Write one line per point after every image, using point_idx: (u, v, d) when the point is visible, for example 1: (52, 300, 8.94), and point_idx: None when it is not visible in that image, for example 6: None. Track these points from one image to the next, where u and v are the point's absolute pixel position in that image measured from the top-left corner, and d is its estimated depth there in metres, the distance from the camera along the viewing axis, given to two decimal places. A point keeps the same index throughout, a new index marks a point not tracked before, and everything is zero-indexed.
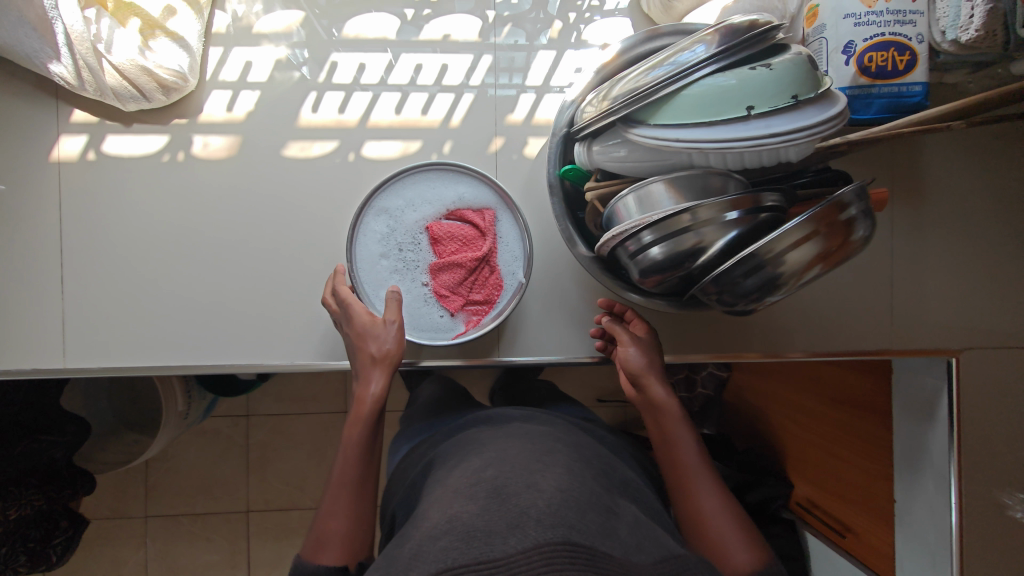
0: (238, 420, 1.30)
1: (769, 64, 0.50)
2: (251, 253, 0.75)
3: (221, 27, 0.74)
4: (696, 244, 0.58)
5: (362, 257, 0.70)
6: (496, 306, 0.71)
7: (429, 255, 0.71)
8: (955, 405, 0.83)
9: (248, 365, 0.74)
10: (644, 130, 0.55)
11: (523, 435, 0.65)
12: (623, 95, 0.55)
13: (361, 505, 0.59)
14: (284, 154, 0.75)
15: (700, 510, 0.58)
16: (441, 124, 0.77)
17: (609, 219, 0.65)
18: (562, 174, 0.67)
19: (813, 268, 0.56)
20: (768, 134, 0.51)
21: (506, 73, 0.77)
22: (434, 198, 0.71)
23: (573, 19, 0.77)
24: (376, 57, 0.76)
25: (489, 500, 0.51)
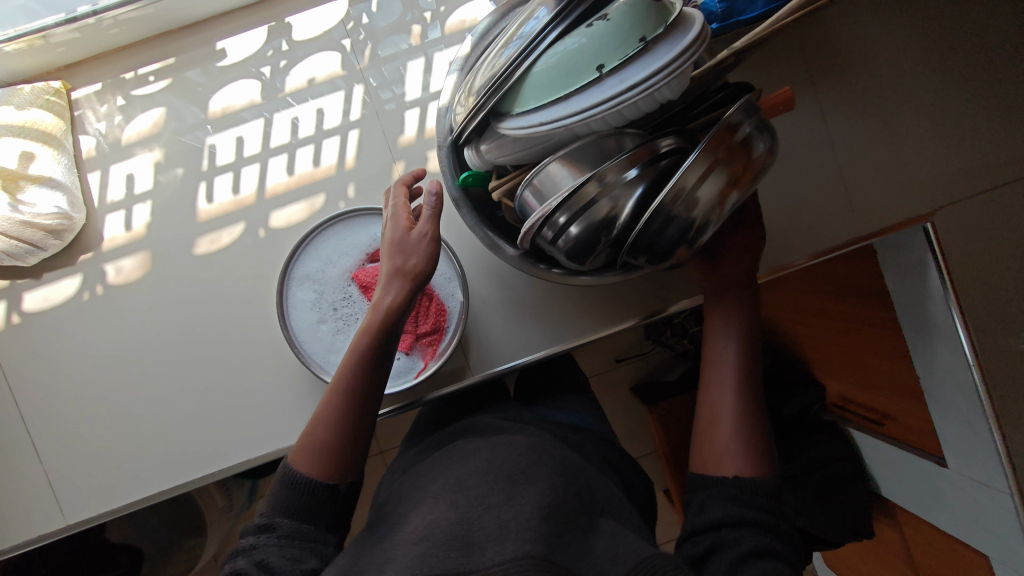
0: None
1: (606, 15, 0.49)
2: (202, 357, 0.75)
3: (91, 148, 0.73)
4: (610, 210, 0.55)
5: (299, 328, 0.68)
6: (447, 332, 0.70)
7: (365, 303, 0.68)
8: (944, 270, 0.77)
9: (238, 465, 0.74)
10: (509, 121, 0.53)
11: (511, 438, 0.63)
12: (484, 83, 0.54)
13: (349, 418, 0.58)
14: (195, 253, 0.74)
15: (713, 409, 0.63)
16: (337, 169, 0.74)
17: (522, 210, 0.61)
18: (462, 183, 0.63)
19: (728, 198, 0.54)
20: (624, 89, 0.48)
21: (382, 96, 0.74)
22: (349, 248, 0.69)
23: (431, 18, 0.73)
24: (250, 126, 0.73)
25: (471, 508, 0.50)
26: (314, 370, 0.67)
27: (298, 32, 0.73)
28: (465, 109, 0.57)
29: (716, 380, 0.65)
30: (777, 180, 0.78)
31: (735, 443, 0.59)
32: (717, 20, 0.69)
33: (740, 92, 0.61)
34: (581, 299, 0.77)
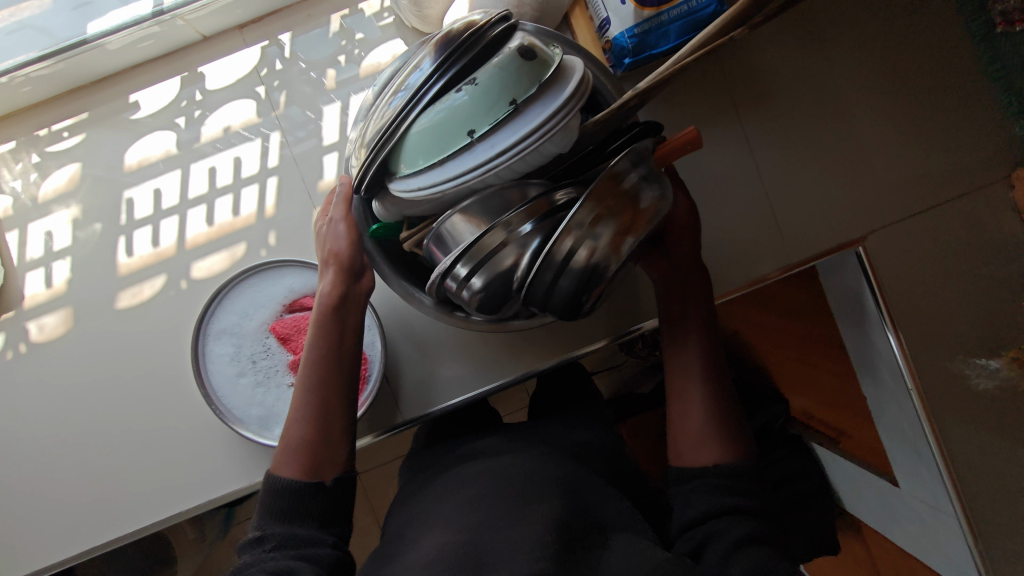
0: None
1: (474, 78, 0.49)
2: (132, 411, 0.74)
3: (8, 207, 0.73)
4: (511, 261, 0.54)
5: (218, 384, 0.67)
6: (370, 378, 0.69)
7: (285, 354, 0.68)
8: (879, 293, 0.76)
9: (169, 518, 0.72)
10: (393, 183, 0.53)
11: (518, 454, 0.64)
12: (373, 135, 0.54)
13: (313, 407, 0.60)
14: (118, 307, 0.73)
15: (681, 406, 0.62)
16: (256, 217, 0.73)
17: (432, 260, 0.60)
18: (373, 235, 0.62)
19: (624, 245, 0.53)
20: (493, 155, 0.48)
21: (298, 142, 0.73)
22: (265, 299, 0.68)
23: (344, 61, 0.73)
24: (166, 177, 0.73)
25: (480, 531, 0.52)
26: (232, 424, 0.66)
27: (210, 81, 0.73)
28: (357, 162, 0.56)
29: (683, 369, 0.64)
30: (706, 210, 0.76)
31: (708, 433, 0.60)
32: (629, 55, 0.68)
33: (651, 130, 0.59)
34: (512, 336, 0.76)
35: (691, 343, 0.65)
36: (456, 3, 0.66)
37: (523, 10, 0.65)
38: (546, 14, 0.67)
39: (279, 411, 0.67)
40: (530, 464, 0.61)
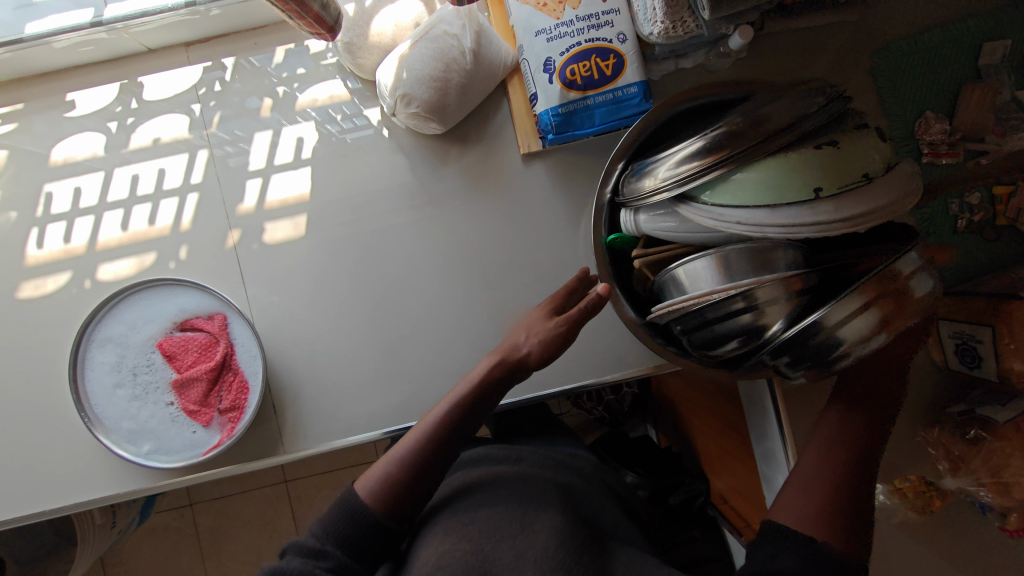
0: (183, 511, 1.31)
1: (836, 139, 0.49)
2: (11, 405, 0.73)
3: None
4: (752, 321, 0.51)
5: (94, 391, 0.67)
6: (247, 410, 0.68)
7: (168, 372, 0.68)
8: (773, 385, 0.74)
9: (25, 517, 0.72)
10: (693, 208, 0.54)
11: (510, 467, 0.68)
12: (687, 165, 0.52)
13: (424, 452, 0.57)
14: (18, 297, 0.73)
15: (798, 480, 0.56)
16: (172, 230, 0.74)
17: (661, 288, 0.60)
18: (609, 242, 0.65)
19: (875, 338, 0.49)
20: (834, 218, 0.47)
21: (226, 164, 0.75)
22: (156, 315, 0.68)
23: (282, 93, 0.75)
24: (90, 178, 0.74)
25: (484, 541, 0.54)
26: (102, 434, 0.66)
27: (149, 92, 0.74)
28: (655, 182, 0.55)
29: (826, 443, 0.58)
30: None
31: (822, 508, 0.53)
32: (551, 132, 0.69)
33: (891, 233, 0.54)
34: (406, 385, 0.76)
35: (849, 428, 0.59)
36: (388, 57, 0.67)
37: (449, 75, 0.66)
38: (476, 81, 0.68)
39: (151, 428, 0.68)
40: (522, 479, 0.64)
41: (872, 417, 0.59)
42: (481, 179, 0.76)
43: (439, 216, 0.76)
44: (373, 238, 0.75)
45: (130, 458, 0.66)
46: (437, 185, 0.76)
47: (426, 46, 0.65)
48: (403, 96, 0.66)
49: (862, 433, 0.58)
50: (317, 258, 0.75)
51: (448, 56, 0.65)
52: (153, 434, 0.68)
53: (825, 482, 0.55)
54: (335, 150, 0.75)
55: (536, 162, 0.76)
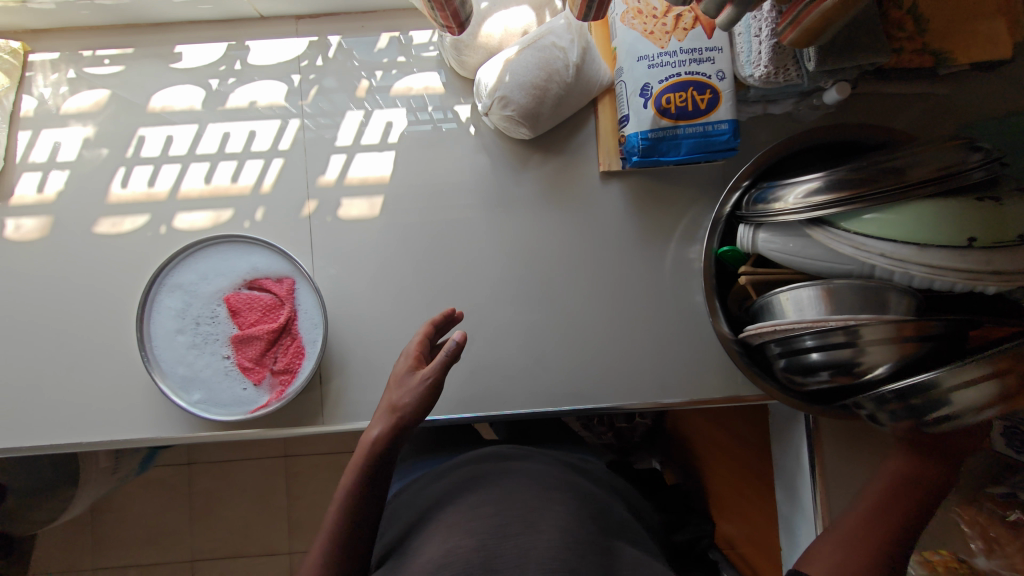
0: (180, 469, 1.32)
1: (998, 197, 0.51)
2: (70, 333, 0.75)
3: (30, 110, 0.75)
4: (852, 356, 0.56)
5: (156, 334, 0.68)
6: (299, 375, 0.69)
7: (229, 326, 0.69)
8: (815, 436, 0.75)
9: (66, 445, 0.73)
10: (830, 232, 0.56)
11: (519, 465, 0.71)
12: (836, 192, 0.54)
13: (341, 528, 0.56)
14: (95, 231, 0.75)
15: (837, 534, 0.56)
16: (252, 191, 0.76)
17: (761, 308, 0.65)
18: (720, 253, 0.67)
19: (990, 409, 0.51)
20: (985, 271, 0.50)
21: (315, 135, 0.77)
22: (228, 270, 0.70)
23: (379, 77, 0.77)
24: (183, 128, 0.76)
25: (488, 537, 0.56)
26: (157, 377, 0.67)
27: (254, 56, 0.76)
28: (795, 201, 0.57)
29: (887, 500, 0.57)
30: (666, 320, 0.79)
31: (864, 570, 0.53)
32: (636, 154, 0.70)
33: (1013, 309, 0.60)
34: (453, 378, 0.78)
35: (915, 489, 0.57)
36: (493, 59, 0.69)
37: (549, 84, 0.68)
38: (572, 94, 0.70)
39: (204, 378, 0.68)
40: (531, 478, 0.67)
41: (931, 485, 0.57)
42: (556, 190, 0.78)
43: (510, 220, 0.78)
44: (443, 230, 0.77)
45: (180, 404, 0.67)
46: (514, 189, 0.78)
47: (533, 53, 0.67)
48: (502, 98, 0.68)
49: (918, 499, 0.57)
50: (386, 240, 0.77)
51: (553, 66, 0.67)
52: (205, 384, 0.68)
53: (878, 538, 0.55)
54: (421, 140, 0.77)
55: (612, 181, 0.78)
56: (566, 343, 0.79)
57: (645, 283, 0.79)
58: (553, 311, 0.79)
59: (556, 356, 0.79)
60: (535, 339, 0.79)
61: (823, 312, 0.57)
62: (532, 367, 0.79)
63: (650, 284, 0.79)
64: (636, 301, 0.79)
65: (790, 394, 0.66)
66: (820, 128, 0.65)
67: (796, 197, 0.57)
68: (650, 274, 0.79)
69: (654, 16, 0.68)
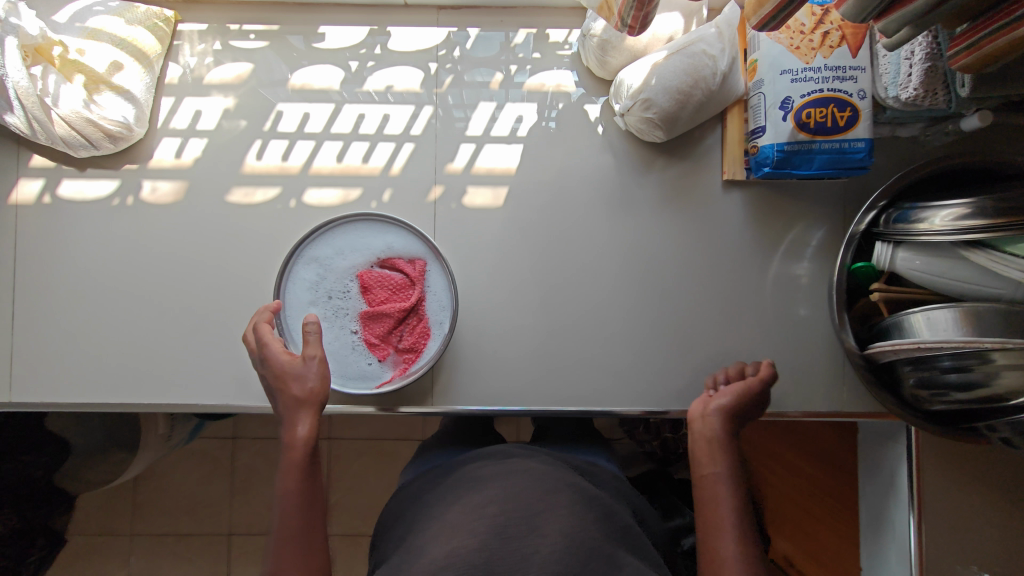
0: (223, 442, 1.23)
1: None
2: (195, 297, 0.78)
3: (174, 77, 0.77)
4: (985, 379, 0.57)
5: (290, 303, 0.70)
6: (423, 355, 0.70)
7: (360, 303, 0.70)
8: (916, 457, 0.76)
9: (184, 405, 0.75)
10: (986, 254, 0.57)
11: (523, 463, 0.62)
12: (991, 217, 0.55)
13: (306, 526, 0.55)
14: (227, 200, 0.77)
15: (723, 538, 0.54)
16: (381, 172, 0.78)
17: (892, 325, 0.66)
18: (852, 268, 0.68)
19: None
20: None
21: (448, 122, 0.78)
22: (363, 247, 0.72)
23: (514, 71, 0.78)
24: (320, 106, 0.78)
25: (492, 536, 0.50)
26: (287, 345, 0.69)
27: (395, 42, 0.78)
28: (946, 222, 0.58)
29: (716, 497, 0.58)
30: (772, 331, 0.81)
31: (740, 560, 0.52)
32: (770, 165, 0.71)
33: None
34: (560, 371, 0.79)
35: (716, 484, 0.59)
36: (639, 61, 0.70)
37: (694, 90, 0.69)
38: (712, 102, 0.71)
39: (331, 351, 0.69)
40: (536, 476, 0.58)
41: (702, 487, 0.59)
42: (678, 195, 0.80)
43: (629, 220, 0.79)
44: (563, 225, 0.79)
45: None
46: (634, 191, 0.79)
47: (682, 58, 0.68)
48: (645, 101, 0.69)
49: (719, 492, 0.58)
50: (507, 230, 0.79)
51: (700, 73, 0.68)
52: (332, 357, 0.69)
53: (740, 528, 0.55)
54: (549, 135, 0.79)
55: (733, 191, 0.80)
56: (675, 345, 0.80)
57: (756, 292, 0.81)
58: (664, 313, 0.80)
59: (662, 357, 0.80)
60: (643, 339, 0.80)
61: (964, 333, 0.58)
62: (638, 367, 0.80)
63: (760, 294, 0.81)
64: (743, 310, 0.81)
65: (909, 411, 0.68)
66: (944, 158, 0.65)
67: (943, 219, 0.59)
68: (762, 284, 0.81)
69: (802, 32, 0.69)
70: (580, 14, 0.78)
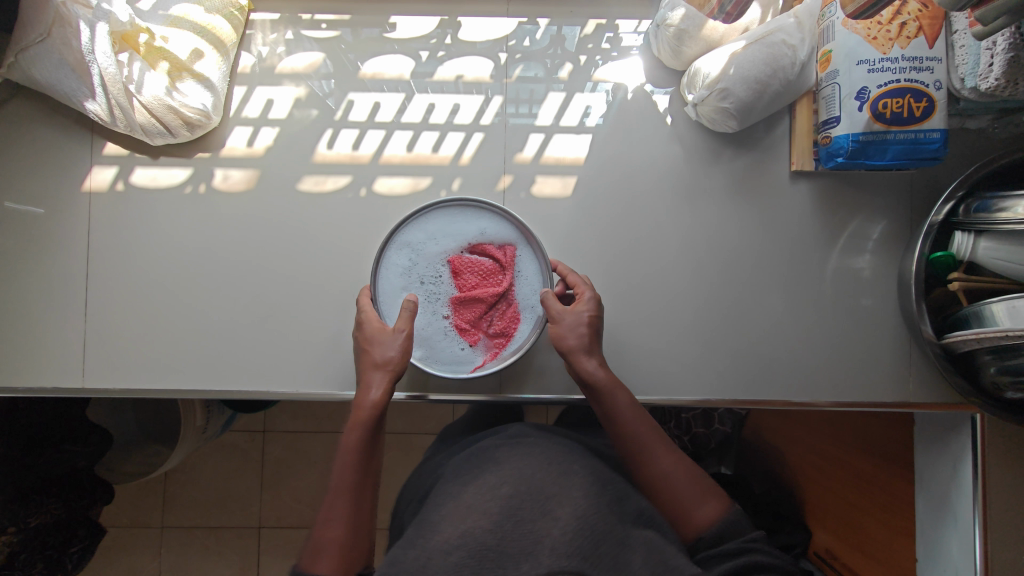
0: (254, 435, 1.23)
1: None
2: (261, 284, 0.78)
3: (247, 66, 0.78)
4: None
5: (384, 289, 0.70)
6: (515, 339, 0.70)
7: (451, 288, 0.71)
8: (981, 449, 0.76)
9: (250, 392, 0.75)
10: None
11: (538, 442, 0.57)
12: None
13: (352, 503, 0.55)
14: (299, 188, 0.78)
15: (670, 482, 0.56)
16: (451, 162, 0.78)
17: (969, 315, 0.66)
18: (931, 258, 0.69)
19: None
20: None
21: (516, 112, 0.79)
22: (455, 233, 0.72)
23: (583, 61, 0.79)
24: (390, 96, 0.78)
25: (506, 518, 0.45)
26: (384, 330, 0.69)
27: (465, 32, 0.79)
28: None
29: (644, 440, 0.59)
30: (834, 322, 0.81)
31: (693, 495, 0.55)
32: (843, 156, 0.72)
33: None
34: (623, 360, 0.79)
35: (637, 427, 0.60)
36: (716, 51, 0.71)
37: (772, 80, 0.69)
38: (787, 92, 0.72)
39: (424, 335, 0.70)
40: (548, 456, 0.53)
41: (627, 426, 0.60)
42: (745, 185, 0.80)
43: (693, 210, 0.80)
44: (630, 215, 0.79)
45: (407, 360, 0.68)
46: (699, 181, 0.80)
47: (760, 48, 0.68)
48: (722, 91, 0.70)
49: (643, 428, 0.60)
50: (574, 220, 0.79)
51: (779, 63, 0.69)
52: (426, 342, 0.70)
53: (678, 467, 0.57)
54: (616, 126, 0.79)
55: (798, 182, 0.81)
56: (737, 335, 0.80)
57: (819, 284, 0.81)
58: (727, 304, 0.80)
59: (727, 346, 0.80)
60: (709, 328, 0.80)
61: None
62: (703, 357, 0.80)
63: (821, 286, 0.81)
64: (806, 300, 0.81)
65: (986, 402, 0.67)
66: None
67: None
68: (824, 275, 0.81)
69: (880, 23, 0.69)
70: (649, 6, 0.79)
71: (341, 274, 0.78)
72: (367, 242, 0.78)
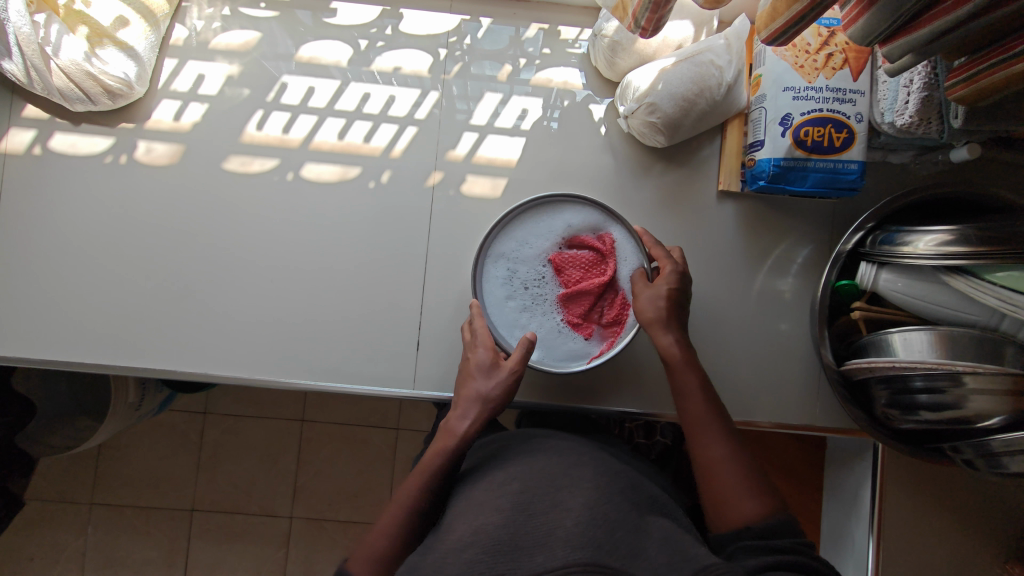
0: (194, 416, 1.21)
1: None
2: (179, 262, 0.76)
3: (180, 38, 0.77)
4: (956, 402, 0.59)
5: (490, 301, 0.69)
6: (630, 323, 0.69)
7: (556, 286, 0.69)
8: (880, 472, 0.78)
9: (160, 370, 0.74)
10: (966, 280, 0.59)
11: (549, 441, 0.60)
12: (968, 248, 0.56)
13: (406, 524, 0.56)
14: (224, 167, 0.76)
15: (722, 470, 0.56)
16: (382, 153, 0.78)
17: (868, 344, 0.68)
18: (837, 284, 0.71)
19: None
20: None
21: (451, 110, 0.79)
22: (544, 231, 0.70)
23: (523, 65, 0.79)
24: (325, 82, 0.78)
25: (517, 514, 0.47)
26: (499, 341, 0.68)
27: (407, 24, 0.78)
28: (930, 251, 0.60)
29: (705, 424, 0.59)
30: (753, 342, 0.82)
31: (742, 489, 0.54)
32: (764, 179, 0.73)
33: None
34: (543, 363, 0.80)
35: (695, 409, 0.60)
36: (648, 65, 0.71)
37: (699, 99, 0.70)
38: (715, 112, 0.73)
39: (540, 338, 0.69)
40: (560, 452, 0.57)
41: (691, 405, 0.61)
42: (675, 201, 0.81)
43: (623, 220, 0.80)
44: None
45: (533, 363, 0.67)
46: (632, 193, 0.80)
47: (689, 66, 0.69)
48: (650, 105, 0.70)
49: (705, 412, 0.60)
50: None
51: (706, 82, 0.70)
52: (542, 343, 0.69)
53: (733, 457, 0.56)
54: (551, 132, 0.79)
55: (726, 202, 0.82)
56: None
57: (740, 303, 0.82)
58: None
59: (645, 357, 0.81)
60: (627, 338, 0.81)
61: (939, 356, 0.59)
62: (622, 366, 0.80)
63: (742, 305, 0.82)
64: (727, 318, 0.82)
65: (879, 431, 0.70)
66: (935, 186, 0.66)
67: (926, 244, 0.60)
68: (746, 295, 0.82)
69: (807, 51, 0.70)
70: (593, 14, 0.80)
71: (263, 256, 0.76)
72: (290, 227, 0.77)
